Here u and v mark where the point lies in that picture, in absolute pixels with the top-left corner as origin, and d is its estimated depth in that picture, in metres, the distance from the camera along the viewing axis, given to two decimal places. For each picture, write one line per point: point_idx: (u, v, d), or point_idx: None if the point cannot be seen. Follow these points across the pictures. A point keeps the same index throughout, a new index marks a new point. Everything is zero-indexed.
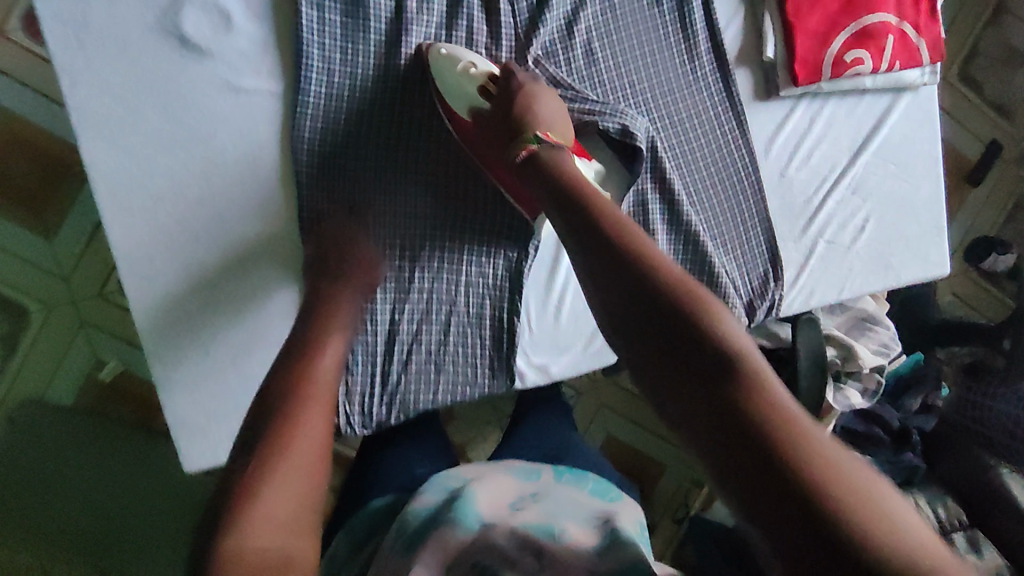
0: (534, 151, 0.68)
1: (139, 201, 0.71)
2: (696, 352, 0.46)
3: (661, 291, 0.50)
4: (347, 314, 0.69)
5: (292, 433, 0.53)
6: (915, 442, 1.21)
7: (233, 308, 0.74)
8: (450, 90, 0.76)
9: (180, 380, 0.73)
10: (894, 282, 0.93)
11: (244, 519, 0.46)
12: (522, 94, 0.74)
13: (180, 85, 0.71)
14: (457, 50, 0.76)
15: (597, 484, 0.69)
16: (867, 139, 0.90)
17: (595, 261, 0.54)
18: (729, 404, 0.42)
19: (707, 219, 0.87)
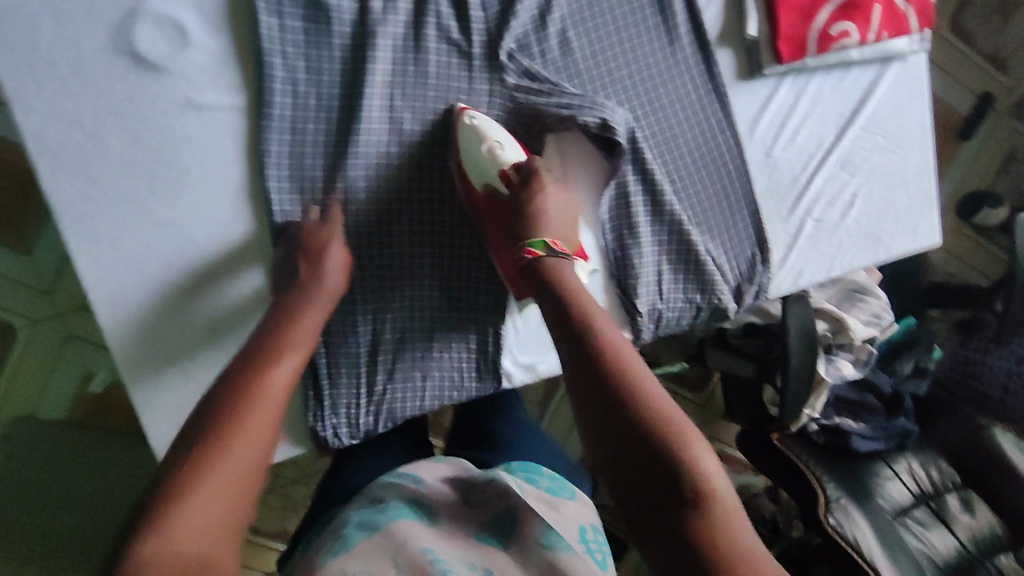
0: (539, 257, 0.69)
1: (105, 226, 0.69)
2: (671, 489, 0.48)
3: (643, 425, 0.51)
4: (312, 326, 0.66)
5: (225, 442, 0.50)
6: (909, 407, 1.22)
7: (213, 332, 0.73)
8: (470, 166, 0.75)
9: (162, 406, 0.72)
10: (884, 256, 0.91)
11: (158, 525, 0.44)
12: (537, 192, 0.75)
13: (139, 105, 0.68)
14: (486, 128, 0.75)
15: (549, 483, 0.71)
16: (854, 113, 0.88)
17: (582, 385, 0.55)
18: (699, 553, 0.45)
19: (692, 207, 0.85)
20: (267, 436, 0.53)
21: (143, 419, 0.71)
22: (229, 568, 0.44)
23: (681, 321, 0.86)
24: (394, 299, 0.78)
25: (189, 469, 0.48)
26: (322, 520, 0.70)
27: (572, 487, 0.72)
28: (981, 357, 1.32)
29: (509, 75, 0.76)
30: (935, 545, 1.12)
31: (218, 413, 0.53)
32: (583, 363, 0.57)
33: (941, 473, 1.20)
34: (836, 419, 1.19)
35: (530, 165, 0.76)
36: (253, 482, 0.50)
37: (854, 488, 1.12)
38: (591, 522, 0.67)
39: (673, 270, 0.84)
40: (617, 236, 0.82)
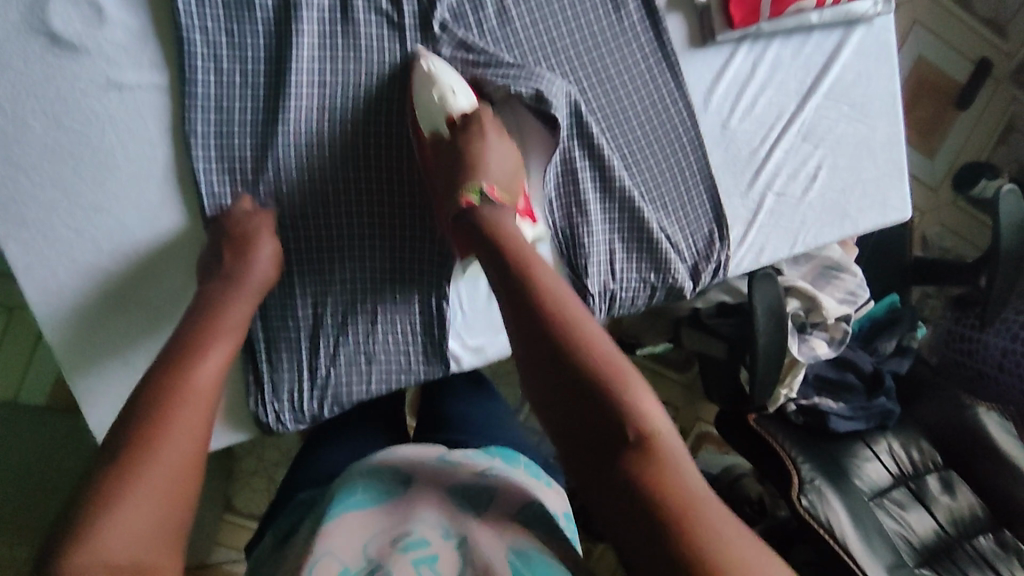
0: (474, 205, 0.67)
1: (31, 212, 0.67)
2: (610, 439, 0.47)
3: (582, 373, 0.49)
4: (239, 317, 0.64)
5: (152, 442, 0.48)
6: (887, 386, 1.18)
7: (150, 317, 0.71)
8: (421, 113, 0.72)
9: (101, 393, 0.70)
10: (851, 231, 0.88)
11: (83, 543, 0.42)
12: (480, 137, 0.72)
13: (59, 86, 0.67)
14: (441, 72, 0.72)
15: (527, 470, 0.69)
16: (816, 81, 0.84)
17: (519, 336, 0.53)
18: (638, 501, 0.44)
19: (645, 180, 0.81)
20: (198, 430, 0.51)
21: (86, 408, 0.70)
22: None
23: (637, 300, 0.83)
24: (324, 273, 0.76)
25: (111, 478, 0.45)
26: (292, 509, 0.68)
27: (547, 477, 0.71)
28: (978, 335, 1.26)
29: (444, 46, 0.74)
30: (913, 527, 1.10)
31: (142, 410, 0.50)
32: (519, 313, 0.54)
33: (922, 453, 1.17)
34: (815, 399, 1.16)
35: (476, 114, 0.73)
36: (188, 479, 0.48)
37: (829, 468, 1.10)
38: (564, 510, 0.65)
39: (626, 248, 0.82)
40: (565, 214, 0.79)
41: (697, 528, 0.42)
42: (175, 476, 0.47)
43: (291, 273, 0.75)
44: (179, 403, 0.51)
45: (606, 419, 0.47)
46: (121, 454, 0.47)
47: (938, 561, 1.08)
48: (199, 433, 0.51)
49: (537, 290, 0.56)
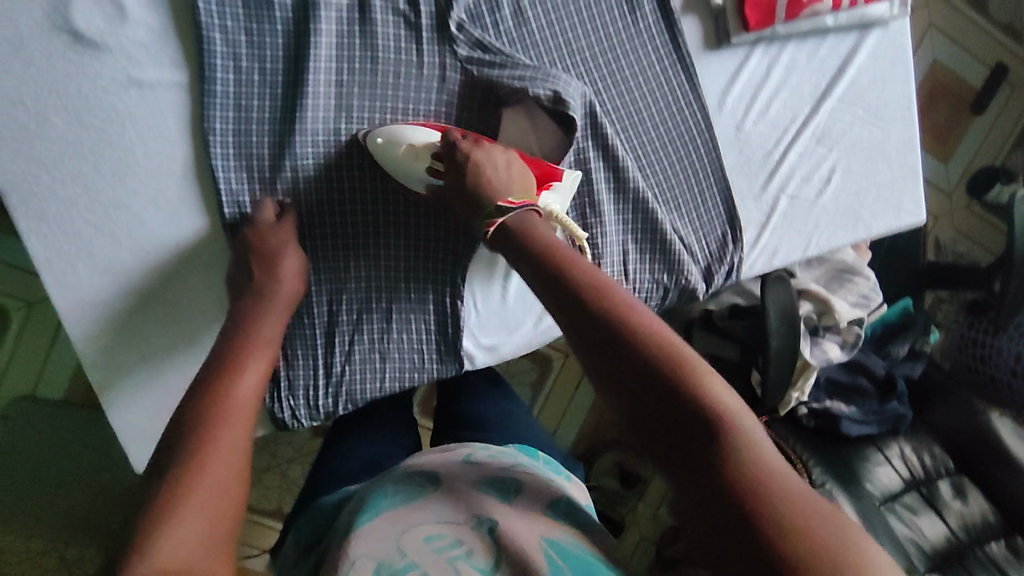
0: (500, 224, 0.63)
1: (53, 208, 0.68)
2: (683, 420, 0.43)
3: (646, 352, 0.46)
4: (271, 333, 0.65)
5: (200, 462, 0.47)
6: (900, 391, 1.18)
7: (176, 328, 0.72)
8: (401, 175, 0.72)
9: (126, 402, 0.71)
10: (864, 235, 0.87)
11: (138, 561, 0.41)
12: (469, 159, 0.70)
13: (82, 83, 0.68)
14: (395, 133, 0.71)
15: (546, 465, 0.69)
16: (831, 84, 0.84)
17: (573, 321, 0.50)
18: (719, 482, 0.40)
19: (659, 182, 0.81)
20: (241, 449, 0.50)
21: (110, 413, 0.71)
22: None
23: (650, 301, 0.83)
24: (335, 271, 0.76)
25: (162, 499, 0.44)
26: (314, 510, 0.68)
27: (566, 472, 0.71)
28: (991, 341, 1.24)
29: (460, 47, 0.74)
30: (925, 531, 1.09)
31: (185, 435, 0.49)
32: (573, 298, 0.51)
33: (934, 458, 1.17)
34: (828, 402, 1.17)
35: (447, 144, 0.71)
36: (236, 492, 0.48)
37: (841, 470, 1.12)
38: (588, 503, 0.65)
39: (639, 249, 0.82)
40: (579, 214, 0.79)
41: (788, 509, 0.38)
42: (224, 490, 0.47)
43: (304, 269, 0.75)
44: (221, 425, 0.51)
45: (676, 398, 0.44)
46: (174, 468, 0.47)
47: (950, 567, 1.07)
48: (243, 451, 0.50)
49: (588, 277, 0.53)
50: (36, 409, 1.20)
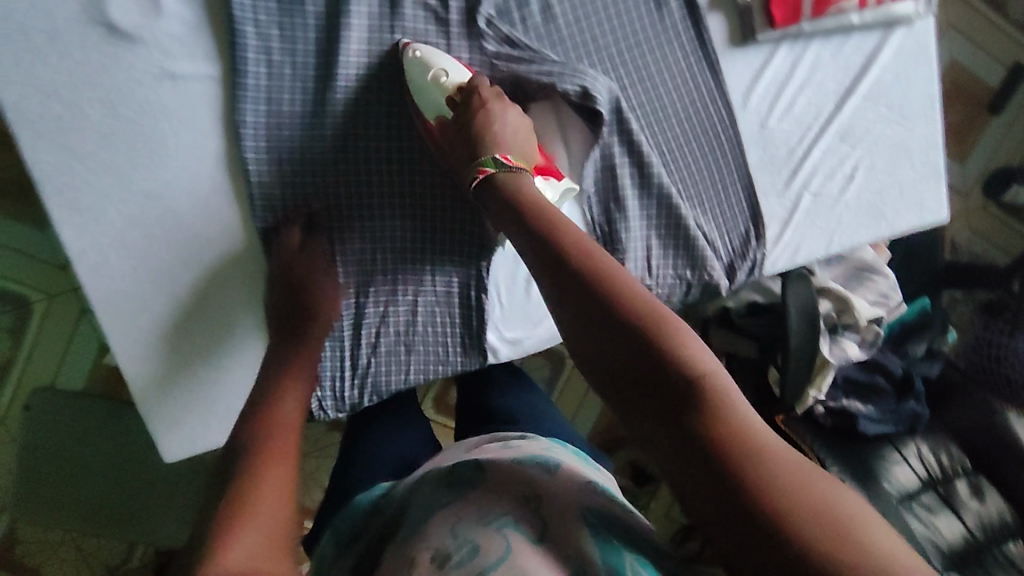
0: (489, 173, 0.67)
1: (87, 199, 0.69)
2: (669, 386, 0.45)
3: (631, 323, 0.48)
4: (309, 365, 0.70)
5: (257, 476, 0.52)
6: (918, 390, 1.18)
7: (212, 327, 0.74)
8: (419, 98, 0.73)
9: (164, 401, 0.73)
10: (886, 233, 0.88)
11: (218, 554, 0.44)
12: (488, 106, 0.72)
13: (115, 76, 0.68)
14: (432, 54, 0.72)
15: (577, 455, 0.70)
16: (855, 81, 0.84)
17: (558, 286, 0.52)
18: (701, 441, 0.42)
19: (683, 178, 0.82)
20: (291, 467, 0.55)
21: (149, 412, 0.73)
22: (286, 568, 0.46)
23: (672, 297, 0.84)
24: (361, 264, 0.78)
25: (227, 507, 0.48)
26: (347, 510, 0.68)
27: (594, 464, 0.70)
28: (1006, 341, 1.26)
29: (488, 42, 0.75)
30: (941, 531, 1.09)
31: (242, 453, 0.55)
32: (563, 273, 0.53)
33: (951, 457, 1.17)
34: (844, 401, 1.17)
35: (472, 86, 0.73)
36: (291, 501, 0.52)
37: (857, 469, 1.12)
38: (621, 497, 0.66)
39: (662, 245, 0.82)
40: (603, 209, 0.80)
41: (770, 466, 0.40)
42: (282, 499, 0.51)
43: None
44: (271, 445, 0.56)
45: (652, 356, 0.46)
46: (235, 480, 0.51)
47: (966, 567, 1.07)
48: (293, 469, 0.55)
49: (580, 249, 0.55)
50: (56, 400, 1.21)
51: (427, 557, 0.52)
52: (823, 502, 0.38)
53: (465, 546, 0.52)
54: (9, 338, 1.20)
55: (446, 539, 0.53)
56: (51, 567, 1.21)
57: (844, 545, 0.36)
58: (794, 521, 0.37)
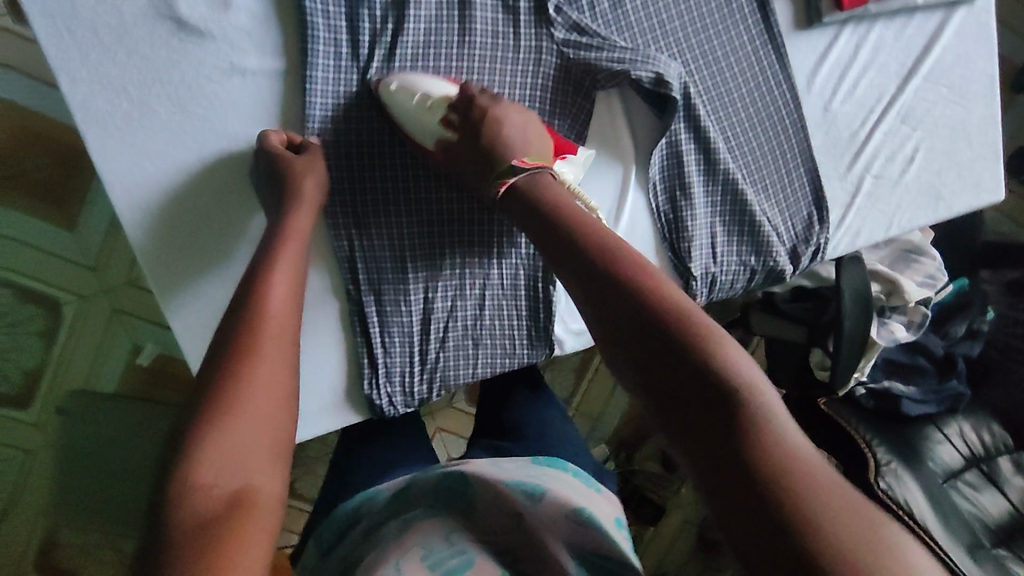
0: (510, 184, 0.67)
1: (155, 199, 0.68)
2: (704, 393, 0.46)
3: (670, 327, 0.50)
4: (305, 224, 0.67)
5: (236, 387, 0.51)
6: (960, 369, 1.19)
7: (230, 227, 0.71)
8: (412, 127, 0.71)
9: (186, 309, 0.70)
10: (944, 214, 0.87)
11: (193, 460, 0.46)
12: (487, 118, 0.70)
13: (184, 71, 0.67)
14: (410, 83, 0.70)
15: (575, 476, 0.71)
16: (917, 62, 0.84)
17: (596, 288, 0.55)
18: (735, 452, 0.42)
19: (747, 163, 0.81)
20: (280, 374, 0.54)
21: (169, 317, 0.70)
22: (268, 490, 0.48)
23: (736, 284, 0.83)
24: (425, 258, 0.77)
25: (206, 419, 0.49)
26: (333, 519, 0.71)
27: (597, 484, 0.72)
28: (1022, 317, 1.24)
29: (557, 30, 0.73)
30: (988, 508, 1.11)
31: (225, 354, 0.53)
32: (599, 277, 0.55)
33: (993, 436, 1.18)
34: (885, 382, 1.19)
35: (464, 98, 0.72)
36: (278, 423, 0.52)
37: (903, 450, 1.13)
38: (617, 517, 0.65)
39: (726, 232, 0.82)
40: (669, 196, 0.80)
41: (801, 489, 0.40)
42: (269, 411, 0.52)
43: (381, 265, 0.75)
44: (259, 347, 0.54)
45: (688, 355, 0.48)
46: (229, 362, 0.53)
47: (1013, 542, 1.09)
48: (282, 377, 0.54)
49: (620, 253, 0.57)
50: (87, 402, 1.20)
51: (417, 555, 0.54)
52: (856, 531, 0.38)
53: (458, 551, 0.55)
54: (41, 341, 1.19)
55: (437, 547, 0.56)
56: (90, 570, 1.22)
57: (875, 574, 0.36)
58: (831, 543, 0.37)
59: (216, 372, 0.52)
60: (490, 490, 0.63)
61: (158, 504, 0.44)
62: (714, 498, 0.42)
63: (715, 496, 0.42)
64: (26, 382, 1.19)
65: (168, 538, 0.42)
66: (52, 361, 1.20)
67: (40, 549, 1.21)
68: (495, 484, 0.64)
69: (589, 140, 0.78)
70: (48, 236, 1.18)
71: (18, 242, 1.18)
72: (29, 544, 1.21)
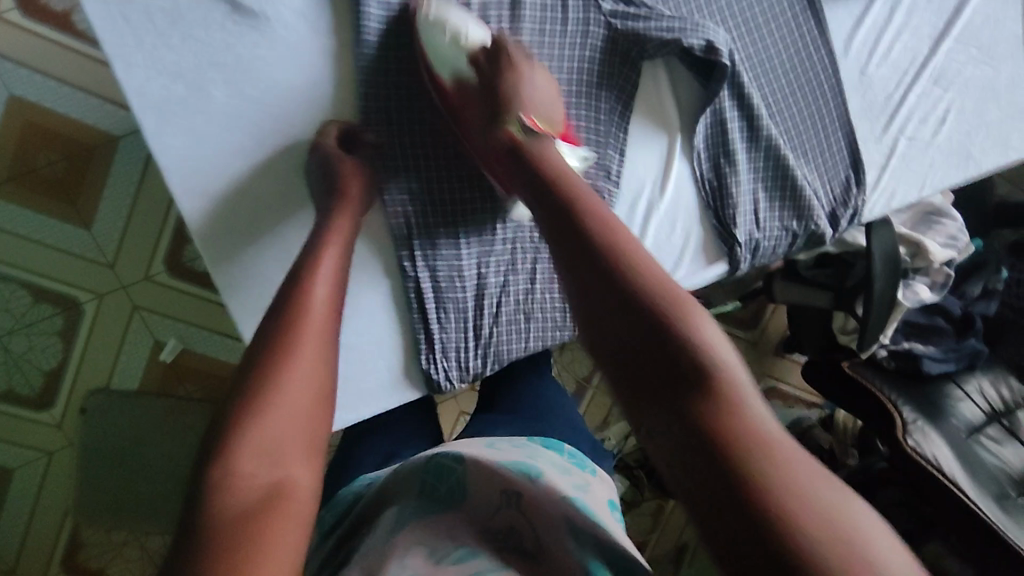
0: (519, 138, 0.64)
1: (212, 182, 0.68)
2: (667, 361, 0.44)
3: (646, 307, 0.46)
4: (343, 234, 0.65)
5: (270, 380, 0.50)
6: (978, 328, 1.22)
7: (283, 210, 0.70)
8: (433, 57, 0.71)
9: (243, 291, 0.69)
10: (974, 173, 0.88)
11: (223, 454, 0.46)
12: (512, 75, 0.70)
13: (239, 54, 0.68)
14: (446, 12, 0.70)
15: (571, 459, 0.72)
16: (947, 26, 0.87)
17: (561, 242, 0.52)
18: (705, 433, 0.41)
19: (788, 127, 0.83)
20: (319, 367, 0.54)
21: (223, 293, 0.69)
22: (300, 483, 0.47)
23: (778, 248, 0.84)
24: (476, 233, 0.77)
25: (247, 405, 0.48)
26: (333, 504, 0.69)
27: (590, 466, 0.73)
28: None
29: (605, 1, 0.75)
30: (1010, 460, 1.13)
31: (269, 345, 0.53)
32: (575, 239, 0.51)
33: (1012, 390, 1.21)
34: (906, 344, 1.20)
35: (497, 46, 0.72)
36: (313, 418, 0.51)
37: (926, 408, 1.15)
38: (610, 497, 0.67)
39: (769, 197, 0.83)
40: (713, 164, 0.81)
41: (768, 468, 0.39)
42: (301, 404, 0.50)
43: (436, 241, 0.76)
44: (295, 342, 0.53)
45: (651, 319, 0.46)
46: (264, 355, 0.52)
47: None
48: (320, 371, 0.53)
49: (591, 213, 0.53)
50: (111, 401, 1.17)
51: (422, 552, 0.53)
52: (839, 535, 0.37)
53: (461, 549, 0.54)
54: (61, 342, 1.16)
55: (441, 543, 0.55)
56: (116, 569, 1.19)
57: (844, 556, 0.36)
58: (810, 537, 0.36)
59: (257, 363, 0.52)
60: (480, 472, 0.62)
61: (196, 491, 0.44)
62: (675, 472, 0.41)
63: (678, 471, 0.41)
64: (46, 382, 1.16)
65: (200, 526, 0.42)
66: (70, 361, 1.16)
67: (66, 551, 1.18)
68: (487, 468, 0.63)
69: (636, 111, 0.79)
70: (62, 232, 1.14)
71: (30, 240, 1.13)
72: (54, 546, 1.18)
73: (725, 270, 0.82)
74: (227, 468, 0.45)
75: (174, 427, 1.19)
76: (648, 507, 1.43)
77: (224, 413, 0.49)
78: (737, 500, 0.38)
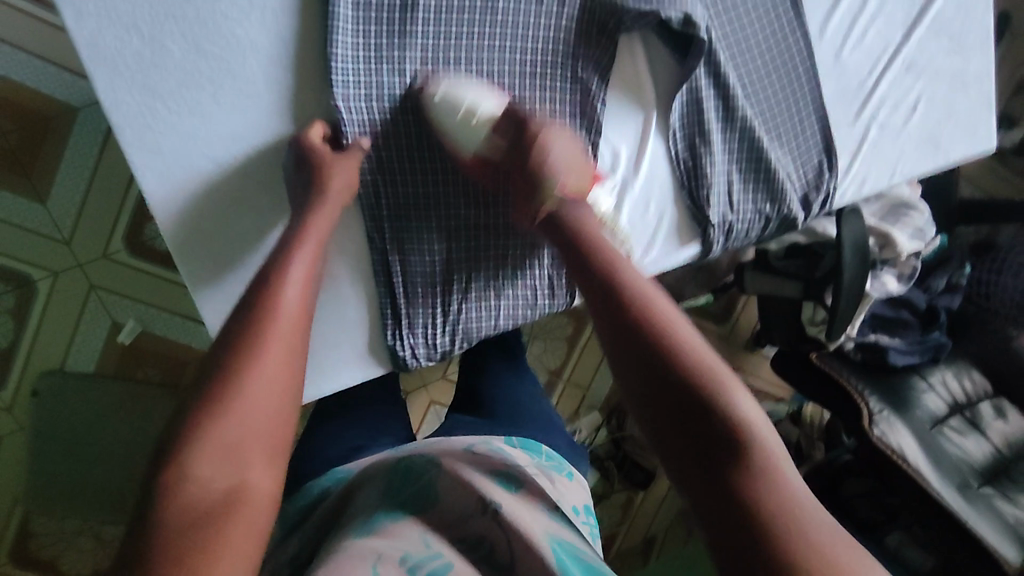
0: (549, 211, 0.68)
1: (168, 141, 0.66)
2: (699, 419, 0.48)
3: (682, 368, 0.50)
4: (318, 239, 0.62)
5: (235, 375, 0.47)
6: (942, 321, 1.24)
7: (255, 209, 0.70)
8: (454, 135, 0.71)
9: (213, 288, 0.70)
10: (943, 162, 0.90)
11: (178, 457, 0.43)
12: (537, 136, 0.71)
13: (199, 7, 0.65)
14: (458, 93, 0.70)
15: (548, 462, 0.71)
16: (920, 14, 0.88)
17: (603, 307, 0.56)
18: (733, 498, 0.43)
19: (761, 109, 0.83)
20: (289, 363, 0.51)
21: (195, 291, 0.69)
22: (262, 489, 0.44)
23: (752, 230, 0.84)
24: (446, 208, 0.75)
25: (210, 400, 0.46)
26: (294, 505, 0.65)
27: (568, 468, 0.72)
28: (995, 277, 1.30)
29: None
30: (972, 451, 1.15)
31: (239, 336, 0.50)
32: (614, 303, 0.56)
33: (973, 382, 1.23)
34: (872, 336, 1.21)
35: (512, 116, 0.73)
36: (282, 422, 0.48)
37: (893, 400, 1.15)
38: (583, 503, 0.66)
39: (743, 179, 0.83)
40: (688, 144, 0.80)
41: (794, 527, 0.41)
42: (268, 400, 0.47)
43: (405, 213, 0.74)
44: (266, 335, 0.50)
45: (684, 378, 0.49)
46: (231, 351, 0.49)
47: (998, 480, 1.14)
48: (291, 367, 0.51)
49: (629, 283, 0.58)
50: (67, 383, 1.12)
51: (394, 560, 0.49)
52: None
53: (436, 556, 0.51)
54: (13, 322, 1.11)
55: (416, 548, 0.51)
56: (70, 559, 1.13)
57: None
58: None
59: (223, 357, 0.49)
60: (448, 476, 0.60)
61: (151, 490, 0.42)
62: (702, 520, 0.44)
63: (703, 521, 0.44)
64: None
65: (150, 537, 0.39)
66: (21, 342, 1.11)
67: (17, 538, 1.12)
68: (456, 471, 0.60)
69: (612, 84, 0.78)
70: (14, 207, 1.09)
71: None
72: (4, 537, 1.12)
73: (695, 254, 0.82)
74: (183, 471, 0.42)
75: (130, 413, 1.14)
76: (617, 499, 1.42)
77: (186, 407, 0.46)
78: (763, 550, 0.40)
